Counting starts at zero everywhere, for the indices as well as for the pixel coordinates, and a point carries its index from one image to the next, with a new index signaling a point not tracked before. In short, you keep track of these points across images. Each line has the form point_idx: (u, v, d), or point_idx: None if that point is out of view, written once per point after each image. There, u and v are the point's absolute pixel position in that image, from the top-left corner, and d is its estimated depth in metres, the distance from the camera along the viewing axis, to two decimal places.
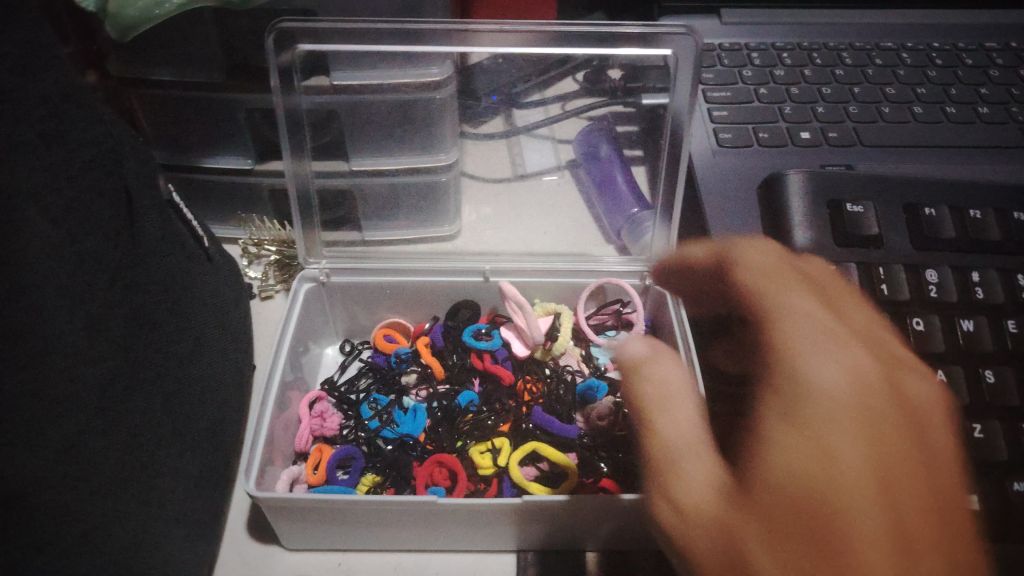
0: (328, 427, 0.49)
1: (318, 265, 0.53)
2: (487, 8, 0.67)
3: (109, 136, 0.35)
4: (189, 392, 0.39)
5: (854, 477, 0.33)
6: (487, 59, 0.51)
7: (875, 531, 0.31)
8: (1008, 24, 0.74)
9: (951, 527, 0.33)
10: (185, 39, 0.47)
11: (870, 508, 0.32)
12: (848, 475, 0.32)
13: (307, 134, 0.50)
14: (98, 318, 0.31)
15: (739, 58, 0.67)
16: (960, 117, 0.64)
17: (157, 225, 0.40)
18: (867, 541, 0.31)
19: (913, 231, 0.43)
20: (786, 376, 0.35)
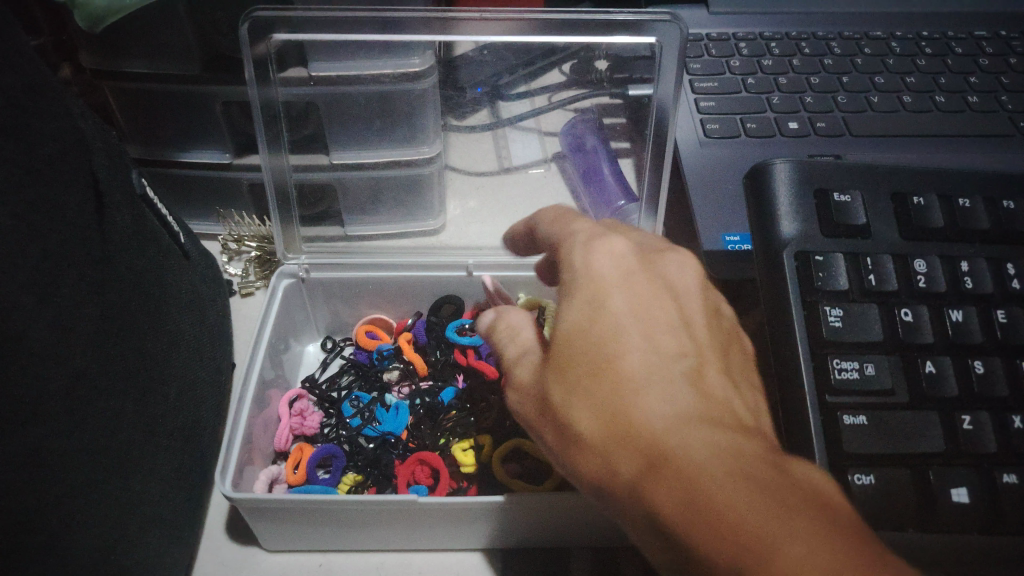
0: (308, 426, 0.49)
1: (297, 260, 0.52)
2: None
3: (76, 129, 0.34)
4: (162, 392, 0.38)
5: (633, 327, 0.36)
6: (473, 49, 0.50)
7: (650, 366, 0.34)
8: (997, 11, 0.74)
9: (704, 363, 0.37)
10: (159, 30, 0.46)
11: (644, 348, 0.35)
12: (616, 326, 0.35)
13: (284, 126, 0.49)
14: (63, 315, 0.30)
15: (726, 48, 0.67)
16: (949, 106, 0.63)
17: (128, 220, 0.39)
18: (644, 373, 0.34)
19: (901, 220, 0.43)
20: (569, 269, 0.39)
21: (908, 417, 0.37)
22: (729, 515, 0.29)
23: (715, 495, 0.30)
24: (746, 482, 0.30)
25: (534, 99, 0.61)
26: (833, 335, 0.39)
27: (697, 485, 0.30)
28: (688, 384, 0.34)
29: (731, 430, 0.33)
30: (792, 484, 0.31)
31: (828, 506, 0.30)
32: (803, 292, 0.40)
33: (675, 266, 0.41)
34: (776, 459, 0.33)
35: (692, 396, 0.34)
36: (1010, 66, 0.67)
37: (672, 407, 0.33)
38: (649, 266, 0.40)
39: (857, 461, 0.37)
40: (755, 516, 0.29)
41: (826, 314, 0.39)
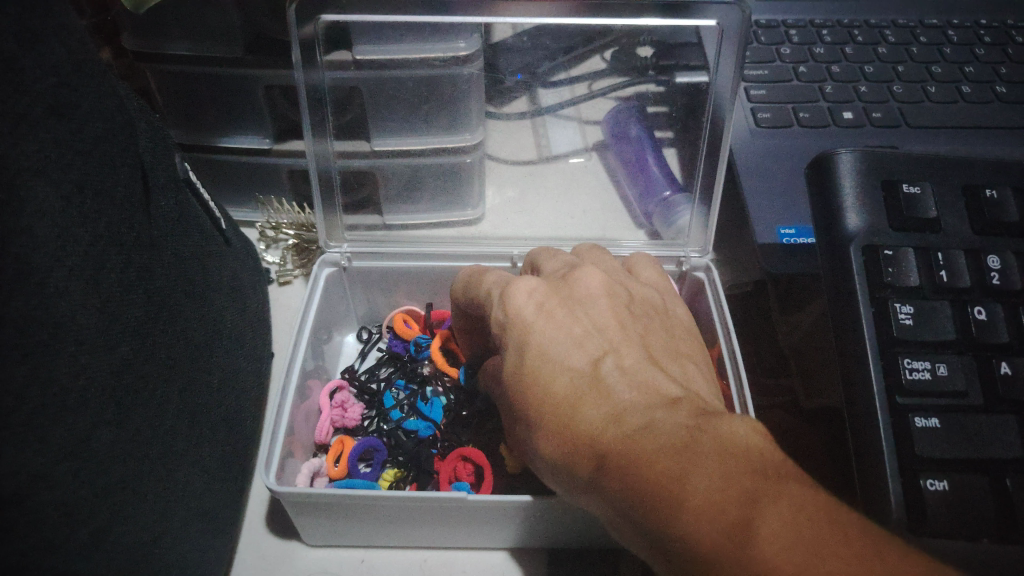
0: (349, 418, 0.48)
1: (340, 249, 0.52)
2: None
3: (121, 109, 0.33)
4: (204, 382, 0.37)
5: (556, 345, 0.36)
6: (512, 37, 0.48)
7: (576, 374, 0.35)
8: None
9: (630, 354, 0.37)
10: (203, 13, 0.45)
11: (570, 364, 0.35)
12: (538, 351, 0.36)
13: (329, 113, 0.48)
14: (109, 302, 0.29)
15: (776, 35, 0.64)
16: (1011, 96, 0.61)
17: (172, 205, 0.37)
18: (570, 384, 0.35)
19: (973, 214, 0.41)
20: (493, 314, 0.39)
21: (982, 420, 0.36)
22: (662, 497, 0.29)
23: (648, 481, 0.30)
24: (676, 453, 0.30)
25: (574, 87, 0.54)
26: (903, 333, 0.37)
27: (630, 476, 0.30)
28: (618, 380, 0.35)
29: (663, 409, 0.33)
30: (720, 444, 0.30)
31: (755, 458, 0.30)
32: (870, 288, 0.38)
33: (588, 276, 0.41)
34: (703, 420, 0.32)
35: (622, 387, 0.34)
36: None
37: (605, 406, 0.34)
38: (562, 285, 0.40)
39: (929, 466, 0.35)
40: (678, 493, 0.29)
41: (896, 311, 0.37)
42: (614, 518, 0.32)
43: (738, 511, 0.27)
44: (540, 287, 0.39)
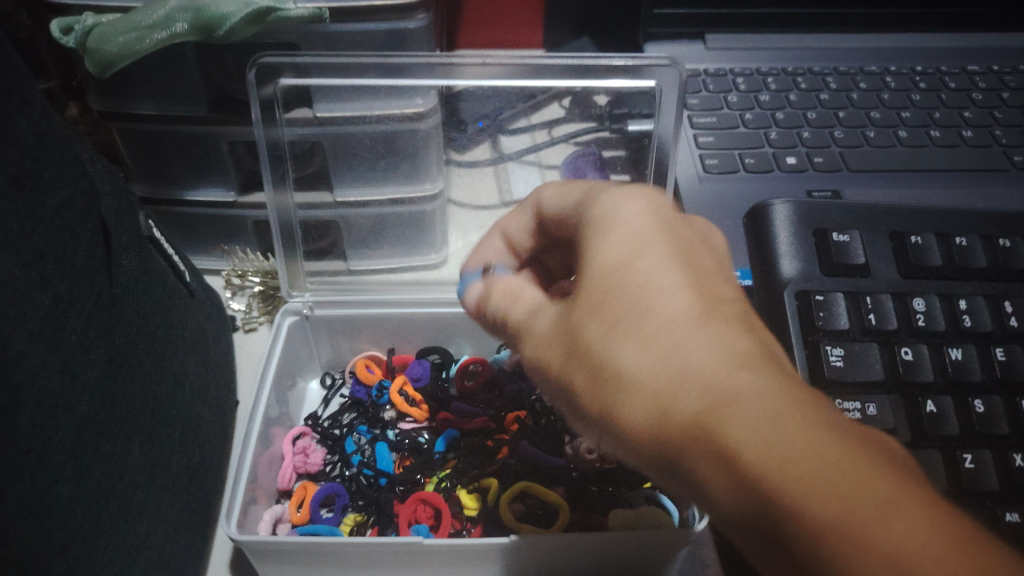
0: (312, 462, 0.49)
1: (302, 298, 0.53)
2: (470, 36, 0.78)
3: (84, 174, 0.35)
4: (165, 434, 0.38)
5: (679, 277, 0.32)
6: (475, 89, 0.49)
7: (711, 314, 0.31)
8: (996, 45, 0.73)
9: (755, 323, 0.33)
10: (167, 73, 0.47)
11: (698, 301, 0.31)
12: (657, 278, 0.32)
13: (289, 167, 0.50)
14: (69, 363, 0.31)
15: (724, 83, 0.68)
16: (945, 140, 0.63)
17: (135, 263, 0.39)
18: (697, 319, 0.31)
19: (900, 259, 0.43)
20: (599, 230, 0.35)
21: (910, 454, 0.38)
22: (847, 506, 0.25)
23: (825, 480, 0.25)
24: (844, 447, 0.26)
25: (534, 135, 0.58)
26: (833, 375, 0.39)
27: (771, 449, 0.26)
28: (754, 337, 0.31)
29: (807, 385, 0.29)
30: (887, 457, 0.27)
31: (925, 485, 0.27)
32: (803, 331, 0.41)
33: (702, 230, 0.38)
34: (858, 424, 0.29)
35: (761, 347, 0.31)
36: (1007, 102, 0.67)
37: (744, 354, 0.29)
38: (686, 225, 0.36)
39: None
40: (846, 490, 0.25)
41: (827, 353, 0.40)
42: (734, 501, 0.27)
43: (939, 551, 0.23)
44: (662, 219, 0.35)
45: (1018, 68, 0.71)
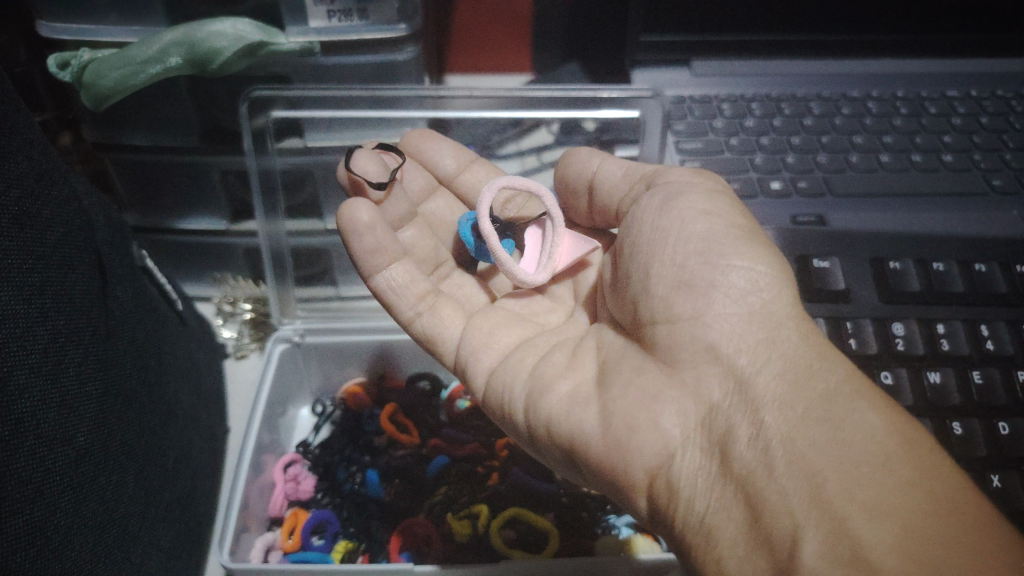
0: (303, 490, 0.50)
1: (292, 325, 0.53)
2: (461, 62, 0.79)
3: (79, 210, 0.36)
4: (159, 462, 0.39)
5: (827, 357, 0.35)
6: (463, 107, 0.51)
7: None
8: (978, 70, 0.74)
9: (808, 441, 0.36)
10: (159, 104, 0.47)
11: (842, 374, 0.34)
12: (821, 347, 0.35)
13: (281, 196, 0.51)
14: (68, 395, 0.31)
15: (709, 109, 0.68)
16: (926, 164, 0.63)
17: (129, 293, 0.40)
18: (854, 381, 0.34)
19: (880, 284, 0.45)
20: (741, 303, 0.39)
21: None
22: (965, 518, 0.27)
23: (954, 496, 0.27)
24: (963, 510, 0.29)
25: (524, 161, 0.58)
26: None
27: (934, 462, 0.29)
28: None
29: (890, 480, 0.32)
30: None
31: None
32: None
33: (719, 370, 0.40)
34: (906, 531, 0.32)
35: None
36: (986, 126, 0.67)
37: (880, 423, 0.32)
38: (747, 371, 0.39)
39: None
40: (983, 518, 0.27)
41: None
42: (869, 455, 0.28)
43: None
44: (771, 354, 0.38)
45: (997, 92, 0.71)
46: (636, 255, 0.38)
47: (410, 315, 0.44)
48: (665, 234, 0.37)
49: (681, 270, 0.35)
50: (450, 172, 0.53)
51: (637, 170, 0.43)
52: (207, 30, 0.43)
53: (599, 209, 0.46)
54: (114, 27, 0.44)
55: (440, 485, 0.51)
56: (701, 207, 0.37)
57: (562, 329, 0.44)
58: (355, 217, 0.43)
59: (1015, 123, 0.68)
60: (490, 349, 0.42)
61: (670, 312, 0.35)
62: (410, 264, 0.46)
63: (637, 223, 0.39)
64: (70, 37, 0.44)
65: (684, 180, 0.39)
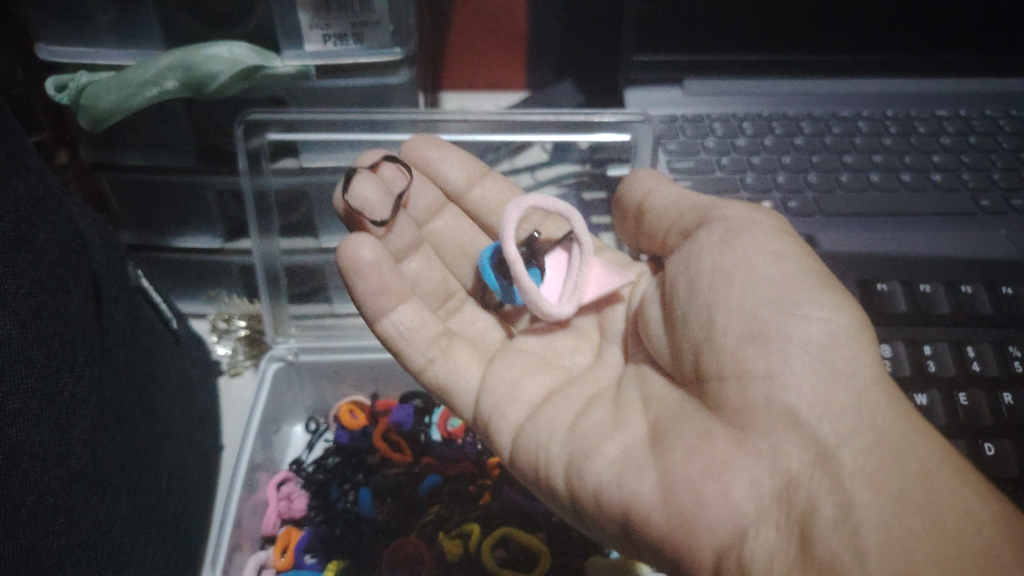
0: (295, 508, 0.50)
1: (286, 344, 0.54)
2: (455, 80, 0.80)
3: (75, 233, 0.36)
4: (153, 481, 0.39)
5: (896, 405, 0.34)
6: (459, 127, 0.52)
7: None
8: (964, 91, 0.73)
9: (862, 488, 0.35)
10: (155, 124, 0.48)
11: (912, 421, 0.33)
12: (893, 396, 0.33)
13: (275, 217, 0.51)
14: (62, 418, 0.32)
15: (700, 129, 0.67)
16: (914, 184, 0.63)
17: (124, 314, 0.40)
18: None
19: (867, 307, 0.46)
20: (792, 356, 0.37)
21: None
22: None
23: None
24: None
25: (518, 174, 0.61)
26: None
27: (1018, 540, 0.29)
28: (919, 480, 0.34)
29: None
30: None
31: None
32: None
33: None
34: None
35: None
36: (977, 147, 0.67)
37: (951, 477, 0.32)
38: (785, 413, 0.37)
39: None
40: None
41: None
42: (954, 539, 0.28)
43: None
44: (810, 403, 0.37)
45: (987, 113, 0.71)
46: (695, 298, 0.36)
47: (423, 362, 0.43)
48: (733, 278, 0.35)
49: (750, 319, 0.34)
50: (460, 188, 0.52)
51: (690, 199, 0.41)
52: (203, 53, 0.43)
53: (644, 235, 0.44)
54: (113, 49, 0.45)
55: (432, 504, 0.51)
56: (771, 249, 0.36)
57: (594, 377, 0.43)
58: (361, 260, 0.41)
59: (1006, 143, 0.67)
60: (521, 403, 0.40)
61: (739, 369, 0.33)
62: (420, 305, 0.44)
63: (697, 261, 0.37)
64: (67, 60, 0.45)
65: (746, 220, 0.38)
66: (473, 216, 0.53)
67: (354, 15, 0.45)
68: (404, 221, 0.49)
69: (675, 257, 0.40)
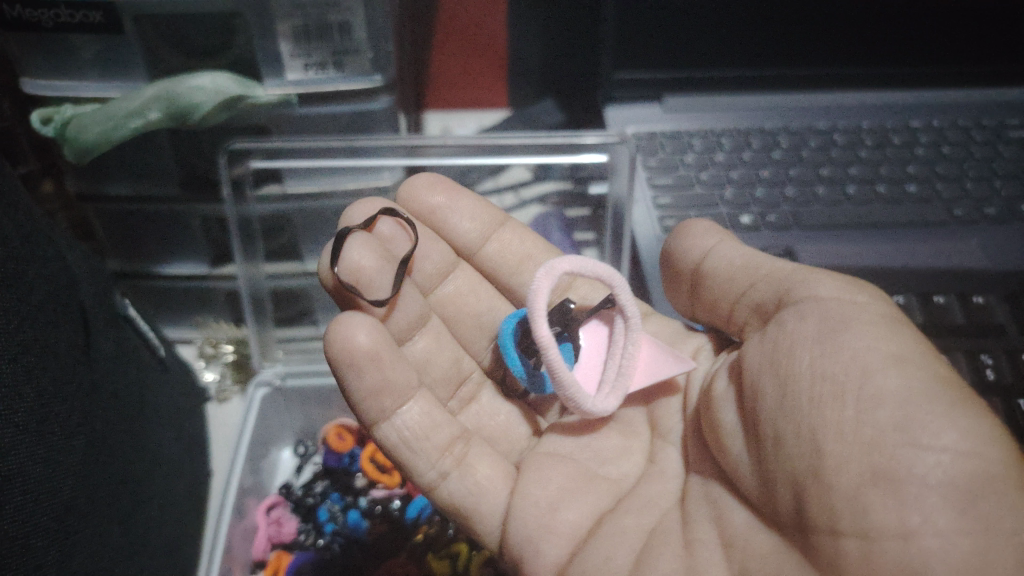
0: (285, 532, 0.50)
1: (272, 368, 0.54)
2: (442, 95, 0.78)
3: (62, 267, 0.37)
4: (144, 511, 0.40)
5: None
6: (441, 149, 0.54)
7: None
8: (949, 101, 0.72)
9: None
10: (139, 154, 0.48)
11: None
12: None
13: (259, 241, 0.53)
14: (55, 451, 0.32)
15: (680, 146, 0.66)
16: (890, 196, 0.62)
17: (112, 344, 0.40)
18: None
19: None
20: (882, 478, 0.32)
21: None
22: None
23: None
24: None
25: (503, 196, 0.61)
26: None
27: None
28: None
29: None
30: None
31: None
32: None
33: None
34: None
35: None
36: (968, 157, 0.65)
37: None
38: None
39: None
40: None
41: None
42: None
43: None
44: None
45: (983, 123, 0.69)
46: (787, 414, 0.31)
47: (434, 477, 0.40)
48: (841, 393, 0.29)
49: (871, 454, 0.28)
50: (474, 243, 0.52)
51: (757, 266, 0.38)
52: (187, 85, 0.44)
53: (706, 304, 0.41)
54: (96, 82, 0.46)
55: (421, 527, 0.52)
56: (888, 351, 0.29)
57: (651, 493, 0.39)
58: (358, 351, 0.38)
59: (1004, 152, 0.66)
60: (559, 536, 0.37)
61: (862, 523, 0.27)
62: (428, 404, 0.42)
63: (790, 362, 0.32)
64: (53, 94, 0.46)
65: (851, 310, 0.31)
66: (488, 274, 0.53)
67: (334, 45, 0.46)
68: (409, 294, 0.47)
69: (754, 353, 0.34)
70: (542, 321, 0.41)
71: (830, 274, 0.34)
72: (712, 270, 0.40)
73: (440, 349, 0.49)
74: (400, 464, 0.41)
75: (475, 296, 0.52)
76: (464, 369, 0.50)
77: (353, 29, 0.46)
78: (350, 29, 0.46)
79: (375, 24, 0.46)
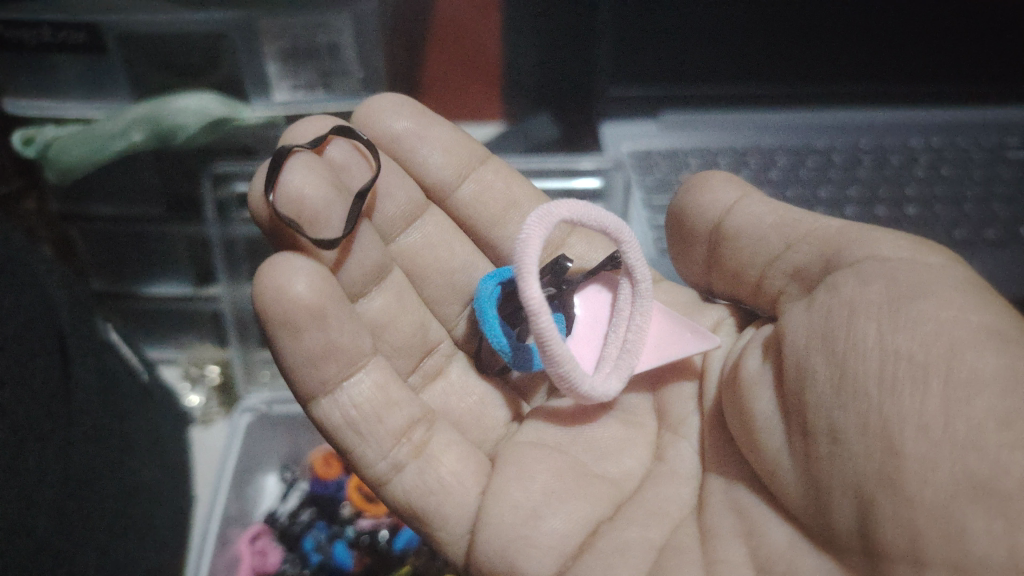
0: (269, 562, 0.50)
1: (257, 395, 0.52)
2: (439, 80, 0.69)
3: (40, 295, 0.36)
4: (122, 544, 0.38)
5: None
6: None
7: None
8: (947, 121, 0.71)
9: None
10: (124, 175, 0.48)
11: None
12: None
13: (244, 265, 0.52)
14: (29, 489, 0.31)
15: (676, 164, 0.65)
16: (889, 218, 0.61)
17: (92, 373, 0.39)
18: None
19: None
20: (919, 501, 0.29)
21: None
22: None
23: None
24: None
25: None
26: None
27: None
28: None
29: None
30: None
31: None
32: None
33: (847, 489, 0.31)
34: None
35: None
36: (968, 177, 0.65)
37: None
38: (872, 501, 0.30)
39: None
40: None
41: None
42: None
43: None
44: None
45: (982, 143, 0.68)
46: (847, 402, 0.26)
47: (385, 469, 0.34)
48: (924, 374, 0.25)
49: (967, 455, 0.23)
50: (449, 181, 0.46)
51: (795, 226, 0.34)
52: (171, 107, 0.43)
53: (726, 277, 0.39)
54: (80, 101, 0.45)
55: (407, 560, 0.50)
56: (979, 323, 0.25)
57: (657, 497, 0.34)
58: (295, 303, 0.32)
59: (1003, 175, 0.65)
60: (546, 551, 0.32)
61: (956, 551, 0.23)
62: (383, 375, 0.36)
63: (850, 335, 0.27)
64: (35, 113, 0.45)
65: (923, 275, 0.27)
66: (461, 222, 0.47)
67: (323, 65, 0.46)
68: (369, 242, 0.39)
69: (799, 325, 0.30)
70: (533, 281, 0.34)
71: (884, 233, 0.30)
72: (733, 237, 0.37)
73: (403, 313, 0.42)
74: (345, 453, 0.35)
75: (447, 249, 0.45)
76: (430, 337, 0.43)
77: (341, 49, 0.45)
78: (338, 49, 0.45)
79: (364, 41, 0.46)
